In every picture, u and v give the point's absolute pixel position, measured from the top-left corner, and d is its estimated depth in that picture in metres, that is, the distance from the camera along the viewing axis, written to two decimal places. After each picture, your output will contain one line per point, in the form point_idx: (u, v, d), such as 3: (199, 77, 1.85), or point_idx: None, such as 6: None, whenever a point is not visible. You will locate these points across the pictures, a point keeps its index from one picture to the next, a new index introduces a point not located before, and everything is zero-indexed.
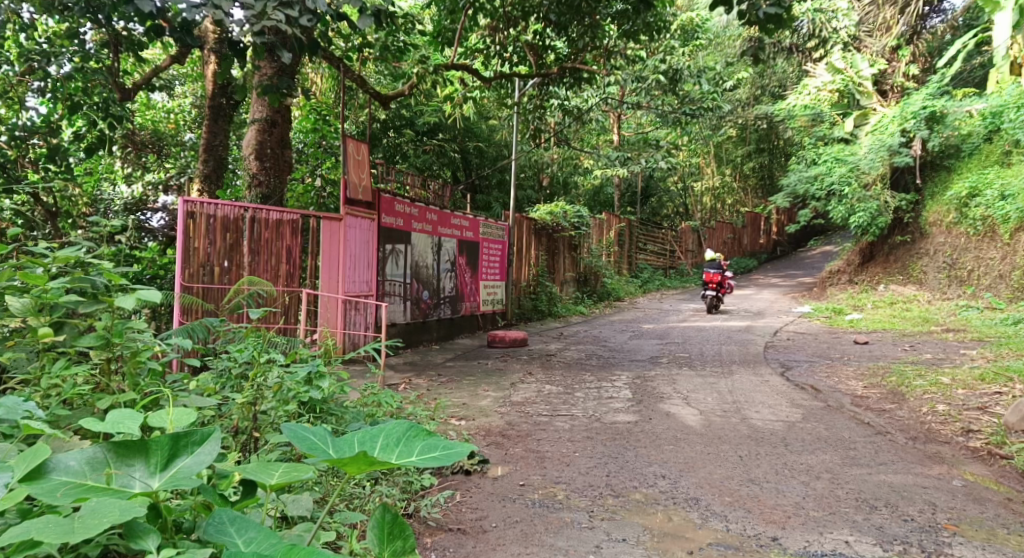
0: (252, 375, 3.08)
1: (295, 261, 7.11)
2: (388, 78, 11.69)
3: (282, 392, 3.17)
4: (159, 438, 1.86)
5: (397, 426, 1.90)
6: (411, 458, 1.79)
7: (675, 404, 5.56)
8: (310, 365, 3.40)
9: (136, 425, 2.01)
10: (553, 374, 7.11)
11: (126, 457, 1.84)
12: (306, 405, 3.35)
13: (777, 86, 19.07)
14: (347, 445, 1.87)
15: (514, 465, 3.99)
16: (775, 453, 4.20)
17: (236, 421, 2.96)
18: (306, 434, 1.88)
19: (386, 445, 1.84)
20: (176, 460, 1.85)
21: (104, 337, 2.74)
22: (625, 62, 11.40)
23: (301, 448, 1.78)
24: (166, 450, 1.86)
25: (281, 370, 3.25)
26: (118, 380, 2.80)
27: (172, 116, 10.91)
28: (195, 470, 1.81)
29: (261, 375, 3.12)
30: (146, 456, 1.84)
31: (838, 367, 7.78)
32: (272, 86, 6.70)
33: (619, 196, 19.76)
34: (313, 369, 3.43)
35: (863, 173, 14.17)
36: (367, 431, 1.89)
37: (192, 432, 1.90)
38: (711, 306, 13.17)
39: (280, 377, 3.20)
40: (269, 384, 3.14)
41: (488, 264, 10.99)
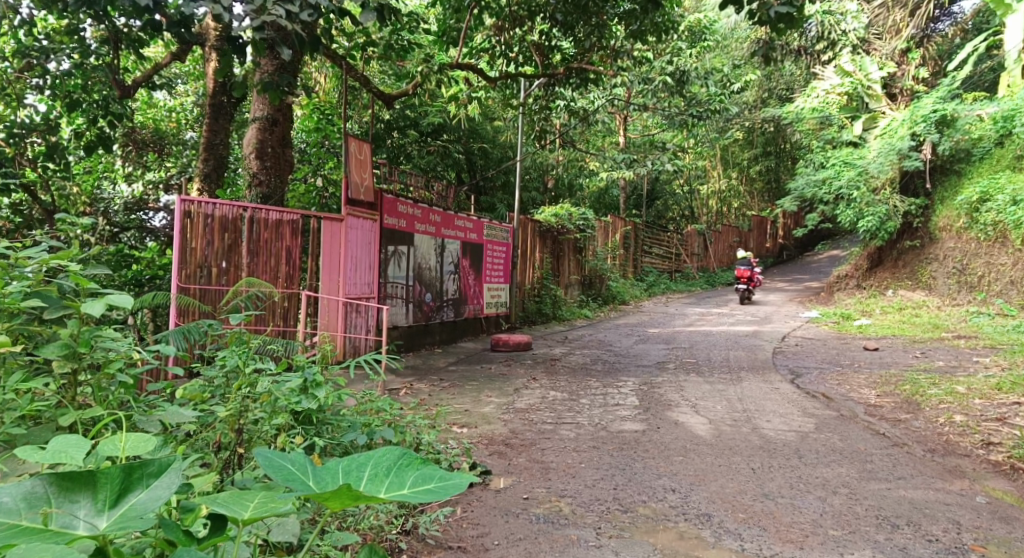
0: (236, 386, 2.93)
1: (295, 262, 6.96)
2: (393, 77, 11.55)
3: (270, 404, 3.02)
4: (109, 470, 1.69)
5: (388, 455, 1.76)
6: (403, 491, 1.66)
7: (683, 412, 5.40)
8: (305, 373, 3.27)
9: (80, 454, 1.89)
10: (557, 379, 6.96)
11: (70, 490, 1.67)
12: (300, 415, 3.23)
13: (785, 89, 18.88)
14: (330, 475, 1.74)
15: (517, 476, 3.83)
16: (789, 465, 4.04)
17: (218, 436, 2.83)
18: (284, 462, 1.75)
19: (374, 475, 1.72)
20: (128, 495, 1.68)
21: (69, 345, 2.58)
22: (632, 63, 11.25)
23: (279, 478, 1.66)
24: (117, 483, 1.69)
25: (270, 380, 3.10)
26: (84, 391, 2.65)
27: (174, 114, 10.80)
28: (150, 509, 1.65)
29: (247, 387, 2.99)
30: (94, 490, 1.68)
31: (849, 374, 7.60)
32: (272, 83, 6.58)
33: (625, 199, 19.61)
34: (309, 377, 3.29)
35: (872, 177, 13.98)
36: (354, 459, 1.75)
37: (146, 462, 1.73)
38: (743, 296, 15.06)
39: (269, 387, 3.05)
40: (255, 396, 3.00)
41: (492, 266, 10.84)
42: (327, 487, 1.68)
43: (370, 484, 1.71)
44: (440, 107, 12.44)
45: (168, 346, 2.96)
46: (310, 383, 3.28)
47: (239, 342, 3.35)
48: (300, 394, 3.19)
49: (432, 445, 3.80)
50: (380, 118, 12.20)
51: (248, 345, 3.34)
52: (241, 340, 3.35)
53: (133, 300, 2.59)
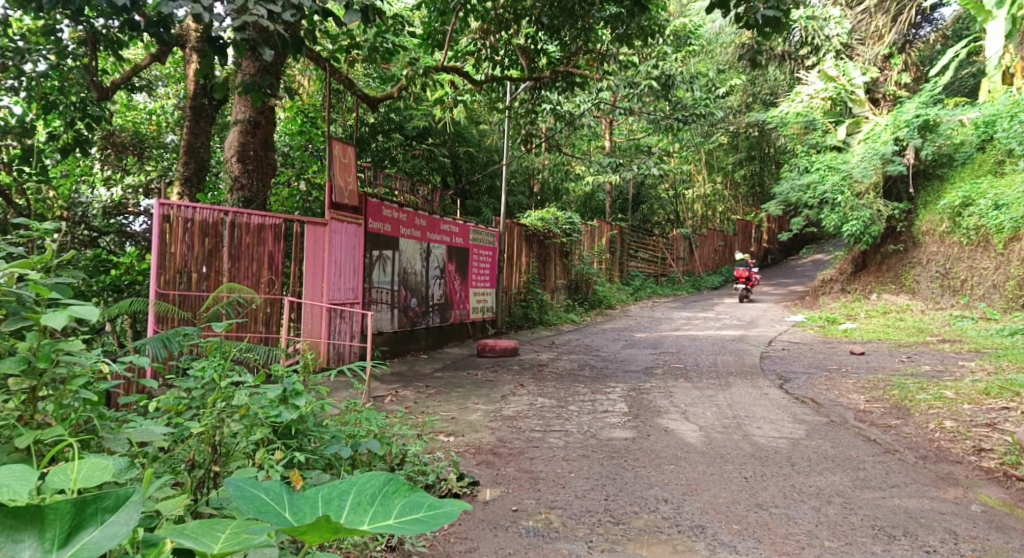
0: (210, 400, 2.78)
1: (277, 267, 6.85)
2: (377, 80, 11.45)
3: (248, 419, 2.91)
4: (59, 504, 1.44)
5: (373, 481, 1.63)
6: (388, 522, 1.54)
7: (673, 419, 5.33)
8: (285, 383, 3.16)
9: (26, 489, 1.74)
10: (545, 386, 6.87)
11: (14, 528, 1.42)
12: (280, 430, 3.15)
13: (769, 94, 18.96)
14: (309, 505, 1.62)
15: (505, 486, 3.74)
16: (782, 474, 3.98)
17: (192, 454, 2.67)
18: (257, 491, 1.64)
19: (357, 503, 1.60)
20: (80, 535, 1.43)
21: (27, 360, 2.39)
22: (618, 67, 11.22)
23: (251, 510, 1.55)
24: (69, 519, 1.44)
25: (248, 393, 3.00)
26: (44, 407, 2.48)
27: (154, 117, 10.62)
28: (104, 549, 1.40)
29: (222, 401, 2.85)
30: (40, 528, 1.43)
31: (837, 379, 7.57)
32: (253, 84, 6.46)
33: (611, 203, 19.59)
34: (289, 387, 3.18)
35: (856, 182, 14.04)
36: (335, 487, 1.63)
37: (101, 494, 1.46)
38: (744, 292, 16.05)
39: (247, 399, 2.93)
40: (232, 410, 2.86)
41: (478, 270, 10.74)
42: (305, 519, 1.56)
43: (352, 513, 1.58)
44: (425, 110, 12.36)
45: (140, 357, 2.82)
46: (290, 393, 3.17)
47: (216, 352, 3.21)
48: (279, 406, 3.09)
49: (418, 456, 3.69)
50: (364, 122, 12.08)
51: (225, 354, 3.20)
52: (219, 349, 3.21)
53: (99, 312, 2.42)
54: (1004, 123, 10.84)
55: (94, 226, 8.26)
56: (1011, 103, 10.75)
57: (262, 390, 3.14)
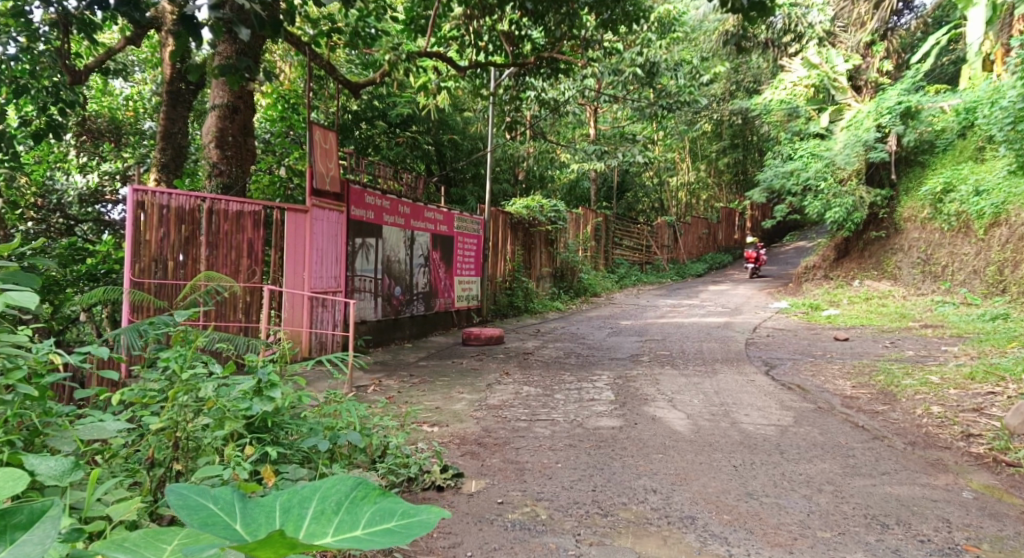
0: (170, 394, 2.65)
1: (257, 255, 6.69)
2: (359, 66, 11.22)
3: (216, 411, 2.80)
4: None
5: (338, 485, 1.53)
6: (356, 533, 1.44)
7: (660, 407, 5.27)
8: (259, 374, 3.02)
9: None
10: (530, 374, 6.79)
11: None
12: (253, 422, 3.04)
13: (753, 82, 18.91)
14: (261, 513, 1.51)
15: (491, 478, 3.66)
16: (771, 462, 3.93)
17: (152, 452, 2.57)
18: (203, 500, 1.52)
19: (320, 511, 1.50)
20: None
21: None
22: (602, 53, 11.09)
23: (194, 524, 1.43)
24: None
25: (217, 385, 2.88)
26: None
27: (130, 103, 10.38)
28: None
29: (184, 394, 2.70)
30: None
31: (822, 365, 7.55)
32: (230, 67, 6.28)
33: (595, 191, 19.51)
34: (263, 378, 3.06)
35: (838, 169, 14.05)
36: (297, 493, 1.53)
37: (15, 511, 1.36)
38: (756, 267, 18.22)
39: (215, 390, 2.82)
40: (194, 403, 2.73)
41: (463, 258, 10.63)
42: (258, 532, 1.45)
43: (315, 522, 1.49)
44: (409, 98, 12.20)
45: (100, 348, 2.69)
46: (265, 385, 3.04)
47: (184, 342, 3.07)
48: (251, 399, 2.97)
49: (400, 448, 3.60)
50: (346, 109, 11.82)
51: (196, 344, 3.07)
52: (188, 337, 3.08)
53: (38, 298, 2.29)
54: (985, 109, 10.82)
55: (71, 213, 8.19)
56: (992, 89, 10.77)
57: (233, 382, 3.02)
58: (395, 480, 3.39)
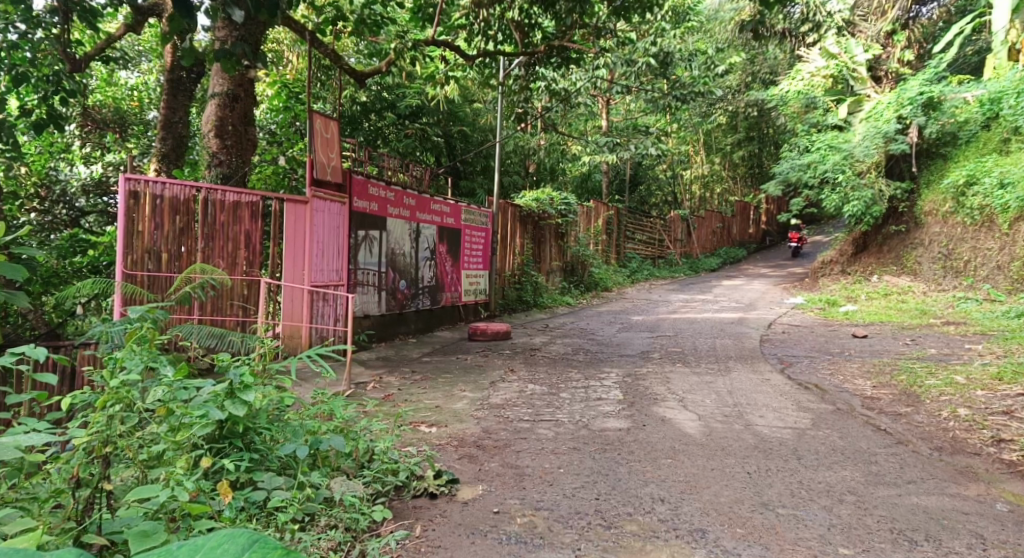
0: (98, 403, 2.46)
1: (255, 246, 6.49)
2: (365, 55, 10.97)
3: (166, 419, 2.70)
4: None
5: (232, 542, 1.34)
6: None
7: (670, 407, 5.03)
8: (230, 375, 2.91)
9: None
10: (537, 371, 6.57)
11: None
12: (226, 424, 2.93)
13: (769, 73, 18.54)
14: None
15: (488, 484, 3.43)
16: (788, 469, 3.68)
17: (77, 470, 2.38)
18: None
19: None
20: None
21: None
22: (615, 43, 10.80)
23: None
24: None
25: (169, 389, 2.76)
26: None
27: (135, 93, 10.24)
28: None
29: (116, 402, 2.52)
30: None
31: (840, 364, 7.26)
32: (225, 51, 6.06)
33: (607, 184, 19.24)
34: (236, 379, 2.92)
35: (857, 161, 13.67)
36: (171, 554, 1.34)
37: None
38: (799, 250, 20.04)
39: (165, 395, 2.70)
40: (126, 414, 2.53)
41: (470, 252, 10.41)
42: None
43: None
44: (417, 88, 11.97)
45: (36, 349, 2.66)
46: (238, 386, 2.91)
47: (139, 340, 2.94)
48: (216, 404, 2.85)
49: (388, 453, 3.40)
50: (356, 100, 11.76)
51: (152, 342, 2.94)
52: (142, 336, 2.93)
53: None
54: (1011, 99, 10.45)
55: (77, 206, 8.04)
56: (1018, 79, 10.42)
57: (196, 384, 2.88)
58: (382, 487, 3.20)
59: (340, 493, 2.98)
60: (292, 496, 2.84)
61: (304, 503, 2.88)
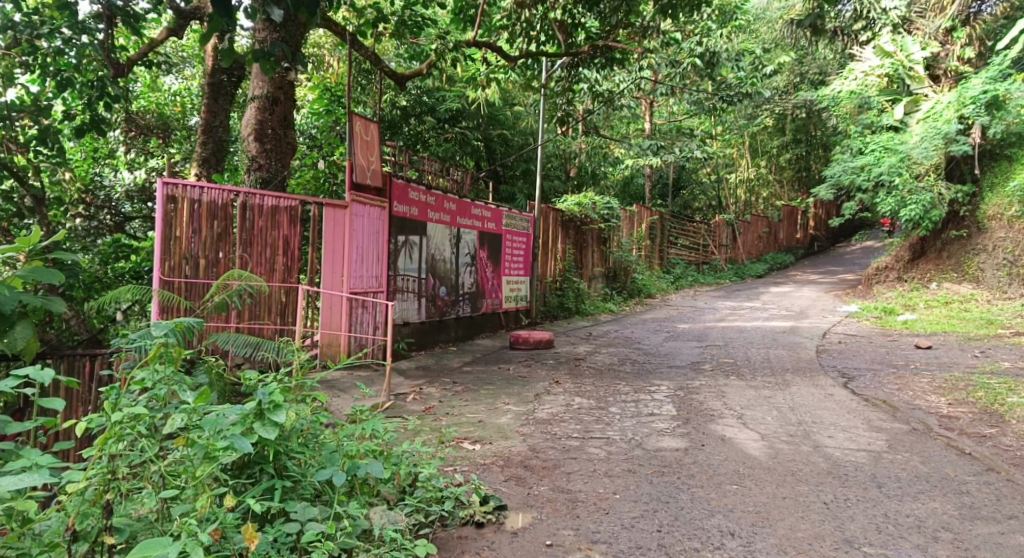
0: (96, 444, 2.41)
1: (294, 253, 6.30)
2: (405, 58, 10.79)
3: (189, 448, 2.56)
4: None
5: None
6: None
7: (729, 425, 4.68)
8: (259, 395, 2.66)
9: None
10: (583, 383, 6.26)
11: None
12: (253, 453, 2.69)
13: (818, 74, 17.95)
14: None
15: (538, 510, 3.18)
16: (869, 498, 3.34)
17: (75, 520, 2.35)
18: None
19: None
20: None
21: None
22: (660, 44, 10.42)
23: None
24: None
25: (191, 416, 2.62)
26: None
27: (178, 98, 10.18)
28: None
29: (115, 440, 2.46)
30: None
31: (908, 377, 6.78)
32: (262, 52, 5.93)
33: (650, 188, 18.85)
34: (265, 400, 2.66)
35: (914, 163, 13.07)
36: None
37: None
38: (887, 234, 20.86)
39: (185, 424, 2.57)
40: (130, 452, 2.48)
41: (511, 258, 10.15)
42: None
43: None
44: (457, 92, 11.77)
45: (43, 371, 2.54)
46: (268, 407, 2.66)
47: (162, 358, 2.73)
48: (242, 429, 2.61)
49: (432, 479, 3.13)
50: (396, 104, 11.69)
51: (176, 361, 2.75)
52: (165, 354, 2.72)
53: None
54: None
55: (123, 211, 8.00)
56: None
57: (223, 409, 2.66)
58: (425, 518, 2.94)
59: (380, 527, 2.72)
60: (326, 530, 2.55)
61: (341, 537, 2.61)
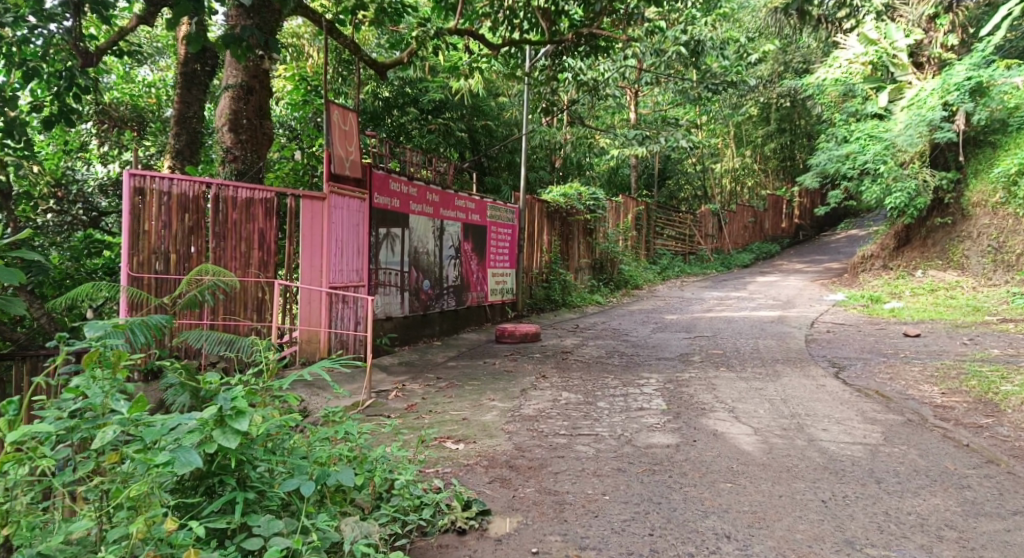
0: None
1: (270, 246, 6.10)
2: (386, 47, 10.57)
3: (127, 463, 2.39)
4: None
5: None
6: None
7: (720, 419, 4.54)
8: (220, 401, 2.49)
9: None
10: (570, 377, 6.11)
11: None
12: (208, 465, 2.50)
13: (802, 62, 17.84)
14: None
15: (524, 515, 3.04)
16: (868, 495, 3.23)
17: None
18: None
19: None
20: None
21: None
22: (644, 31, 10.24)
23: None
24: None
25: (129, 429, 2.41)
26: None
27: (153, 91, 9.88)
28: None
29: (13, 464, 2.33)
30: None
31: (899, 366, 6.68)
32: (233, 37, 5.79)
33: (635, 178, 18.74)
34: (226, 406, 2.50)
35: (900, 150, 12.99)
36: None
37: None
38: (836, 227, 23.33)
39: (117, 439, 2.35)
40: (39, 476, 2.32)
41: (496, 250, 9.98)
42: None
43: None
44: (440, 82, 11.57)
45: None
46: (230, 414, 2.48)
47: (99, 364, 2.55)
48: (200, 438, 2.43)
49: (408, 486, 2.96)
50: (378, 95, 11.45)
51: (116, 366, 2.57)
52: (103, 359, 2.55)
53: None
54: None
55: (98, 206, 7.69)
56: None
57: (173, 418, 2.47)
58: (401, 529, 2.78)
59: (351, 540, 2.54)
60: (292, 545, 2.38)
61: (306, 553, 2.42)
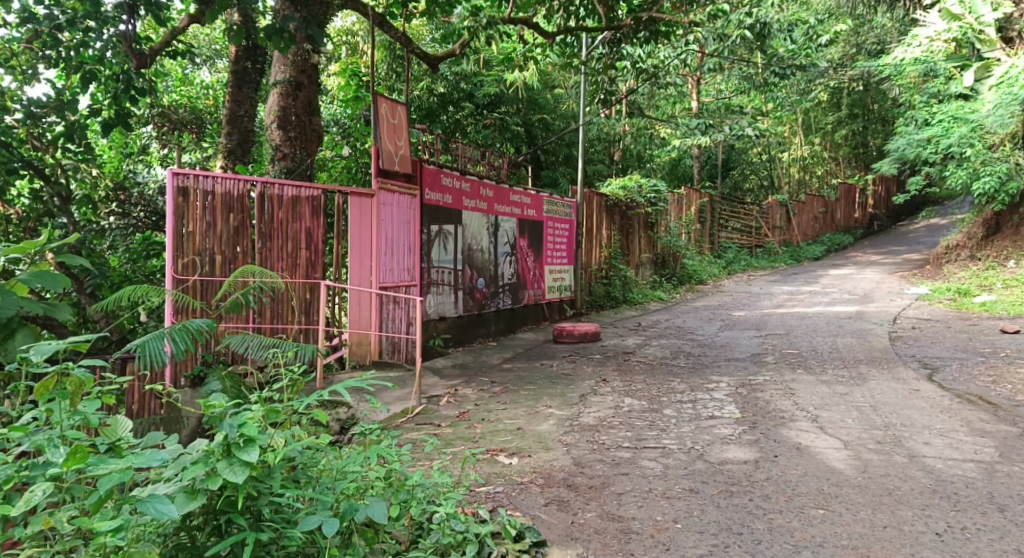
0: None
1: (318, 246, 5.89)
2: (437, 39, 10.31)
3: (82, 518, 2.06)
4: None
5: None
6: None
7: (803, 430, 4.06)
8: (224, 429, 2.18)
9: None
10: (633, 380, 5.69)
11: None
12: (218, 499, 2.22)
13: (876, 43, 16.84)
14: None
15: (584, 546, 2.67)
16: (993, 528, 2.73)
17: None
18: None
19: None
20: None
21: None
22: (709, 15, 9.61)
23: None
24: None
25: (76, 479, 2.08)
26: None
27: (211, 93, 9.85)
28: None
29: None
30: None
31: (1002, 368, 6.01)
32: (274, 28, 5.56)
33: (698, 169, 18.03)
34: (231, 434, 2.18)
35: (987, 132, 12.00)
36: None
37: None
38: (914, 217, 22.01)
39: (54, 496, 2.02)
40: None
41: (554, 246, 9.60)
42: None
43: None
44: (495, 76, 11.23)
45: None
46: (237, 443, 2.18)
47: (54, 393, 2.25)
48: (204, 471, 2.14)
49: (448, 520, 2.61)
50: (432, 91, 11.17)
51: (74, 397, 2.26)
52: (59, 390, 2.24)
53: None
54: None
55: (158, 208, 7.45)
56: None
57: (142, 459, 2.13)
58: None
59: None
60: None
61: None
